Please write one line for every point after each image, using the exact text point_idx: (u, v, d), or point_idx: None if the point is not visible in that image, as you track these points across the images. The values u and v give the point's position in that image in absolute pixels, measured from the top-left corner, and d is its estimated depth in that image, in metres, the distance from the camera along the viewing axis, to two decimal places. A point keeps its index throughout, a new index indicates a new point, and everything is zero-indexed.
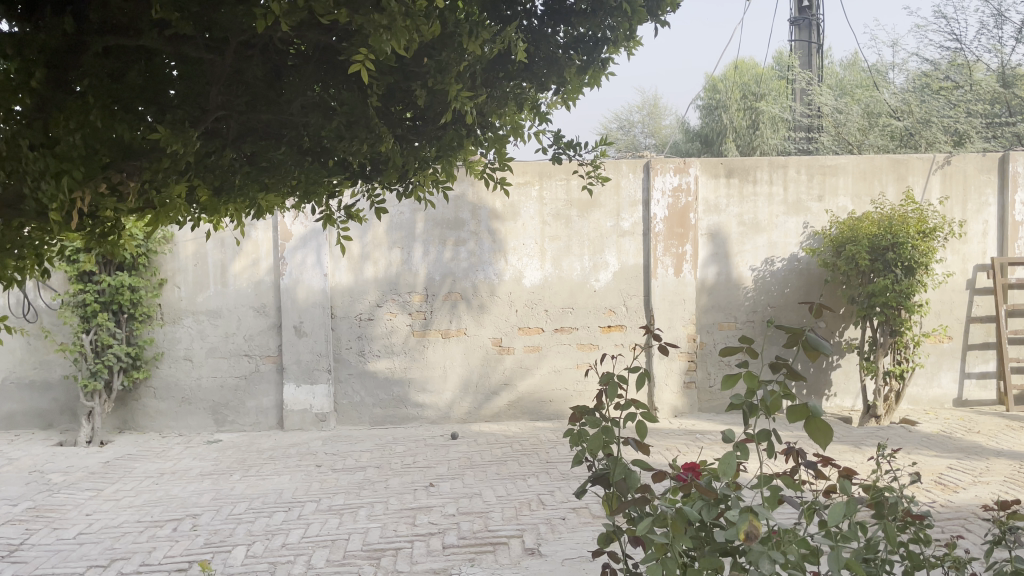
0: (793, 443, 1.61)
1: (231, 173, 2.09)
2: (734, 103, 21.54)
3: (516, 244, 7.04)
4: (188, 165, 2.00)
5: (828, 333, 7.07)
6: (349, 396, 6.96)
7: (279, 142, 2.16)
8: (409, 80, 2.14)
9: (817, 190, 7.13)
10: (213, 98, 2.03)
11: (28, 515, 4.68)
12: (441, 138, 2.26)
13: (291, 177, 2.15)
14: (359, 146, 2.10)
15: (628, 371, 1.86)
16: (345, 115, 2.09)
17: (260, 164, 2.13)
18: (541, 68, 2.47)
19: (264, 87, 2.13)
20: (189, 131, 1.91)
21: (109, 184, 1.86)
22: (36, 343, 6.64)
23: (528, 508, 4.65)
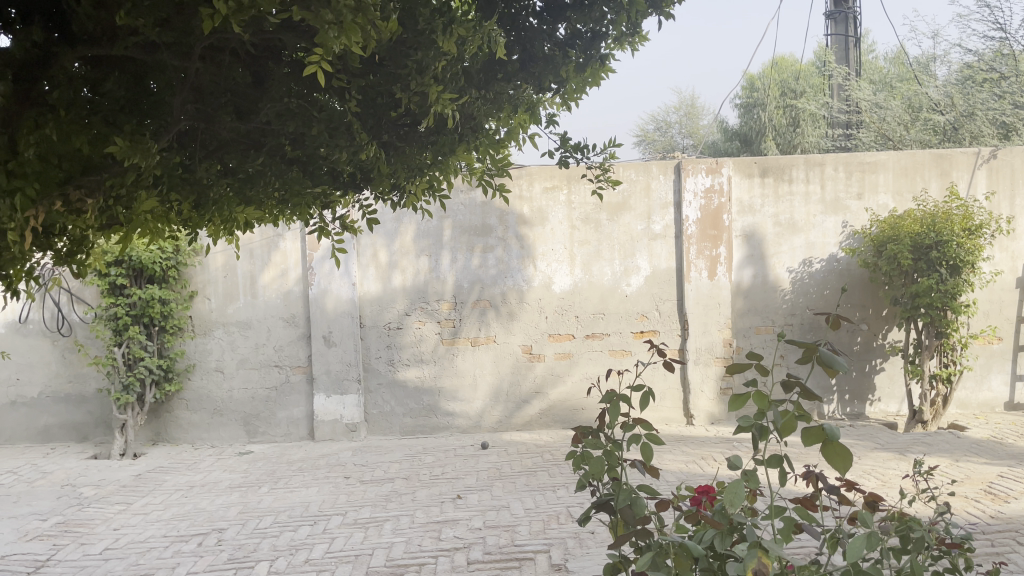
0: (813, 468, 1.47)
1: (207, 187, 2.05)
2: (772, 101, 21.12)
3: (545, 249, 6.92)
4: (158, 179, 1.95)
5: (870, 336, 6.87)
6: (379, 405, 6.91)
7: (257, 150, 2.12)
8: (392, 81, 2.03)
9: (856, 187, 6.89)
10: (177, 106, 1.96)
11: (57, 530, 4.70)
12: (436, 143, 2.22)
13: (272, 188, 2.14)
14: (340, 154, 2.05)
15: (632, 389, 1.74)
16: (324, 121, 2.02)
17: (239, 175, 2.11)
18: (537, 68, 2.36)
19: (247, 88, 2.07)
20: (150, 142, 1.82)
21: (67, 202, 1.79)
22: (71, 357, 6.71)
23: (557, 522, 4.52)
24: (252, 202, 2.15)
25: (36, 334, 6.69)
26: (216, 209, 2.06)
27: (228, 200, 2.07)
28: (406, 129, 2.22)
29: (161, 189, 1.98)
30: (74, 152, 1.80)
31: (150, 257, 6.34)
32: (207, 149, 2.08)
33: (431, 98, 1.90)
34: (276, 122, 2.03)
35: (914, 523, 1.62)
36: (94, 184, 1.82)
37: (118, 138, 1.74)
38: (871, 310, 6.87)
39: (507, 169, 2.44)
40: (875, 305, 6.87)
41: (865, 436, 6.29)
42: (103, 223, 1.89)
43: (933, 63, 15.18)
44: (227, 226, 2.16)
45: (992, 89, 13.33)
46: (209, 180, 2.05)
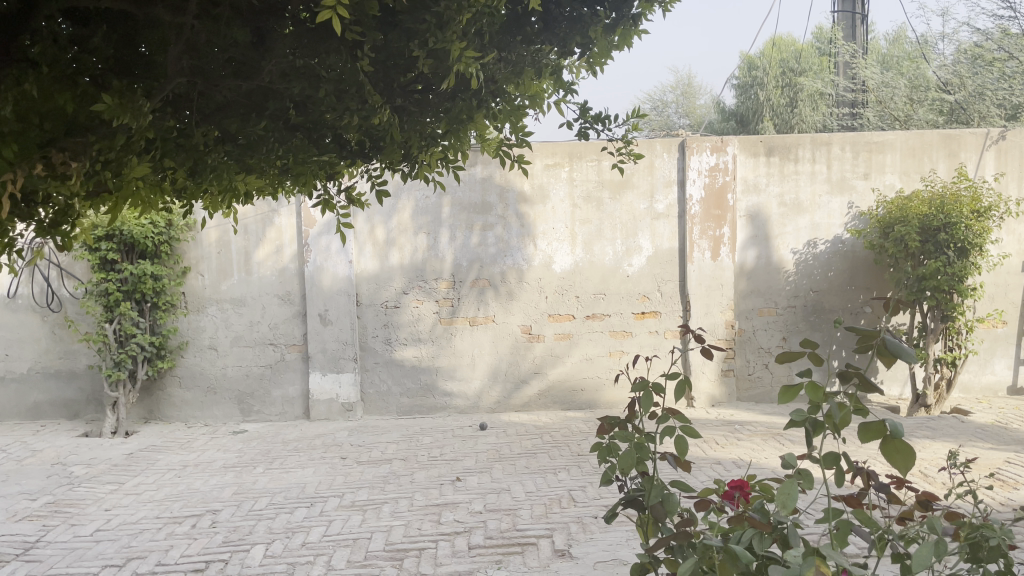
0: (865, 466, 1.36)
1: (205, 153, 1.90)
2: (771, 80, 20.90)
3: (546, 228, 6.79)
4: (153, 142, 1.82)
5: (873, 319, 6.78)
6: (376, 385, 6.80)
7: (260, 113, 1.97)
8: (409, 39, 1.87)
9: (862, 167, 6.77)
10: (173, 61, 1.84)
11: (47, 510, 4.59)
12: (450, 111, 2.05)
13: (275, 155, 2.01)
14: (349, 118, 1.91)
15: (665, 377, 1.63)
16: (333, 83, 1.87)
17: (240, 141, 1.98)
18: (562, 29, 2.18)
19: (249, 50, 1.90)
20: (141, 101, 1.67)
21: (49, 166, 1.66)
22: (61, 333, 6.57)
23: (559, 506, 4.43)
24: (252, 169, 2.02)
25: (25, 309, 6.54)
26: (214, 177, 1.94)
27: (226, 166, 1.95)
28: (417, 95, 2.07)
29: (154, 155, 1.83)
30: (59, 111, 1.67)
31: (142, 231, 6.18)
32: (204, 114, 1.94)
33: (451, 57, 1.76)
34: (280, 81, 1.89)
35: (986, 530, 1.53)
36: (83, 148, 1.68)
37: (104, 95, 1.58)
38: (875, 292, 6.80)
39: (526, 140, 2.31)
40: (879, 287, 6.80)
41: None
42: (91, 190, 1.75)
43: (937, 43, 14.99)
44: (227, 194, 2.02)
45: (999, 69, 13.14)
46: (206, 146, 1.92)
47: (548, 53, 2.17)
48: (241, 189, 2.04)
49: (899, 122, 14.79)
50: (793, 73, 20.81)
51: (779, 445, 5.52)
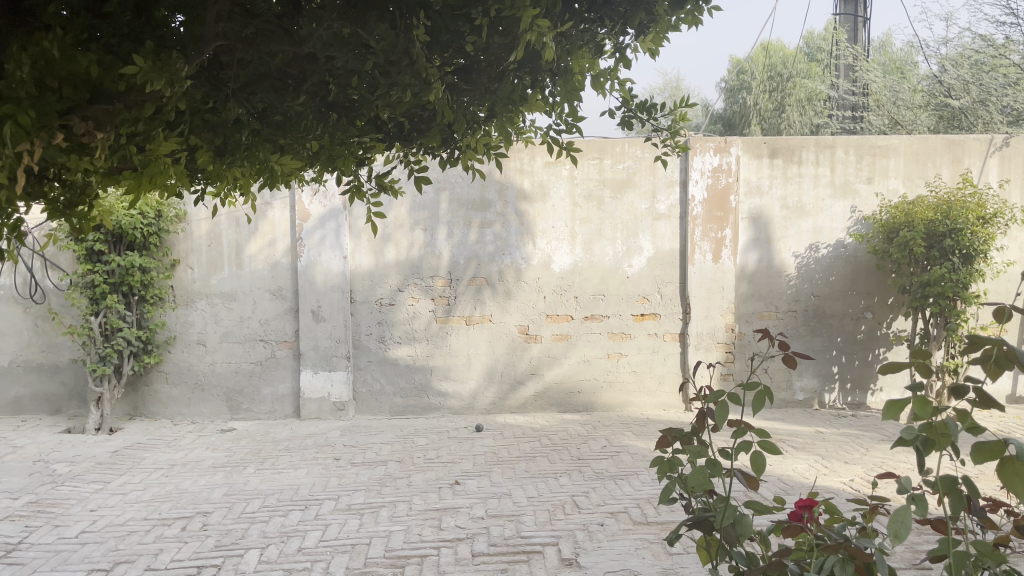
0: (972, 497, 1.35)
1: (236, 131, 1.78)
2: (759, 84, 20.87)
3: (545, 226, 6.66)
4: (182, 118, 1.68)
5: (874, 324, 6.75)
6: (368, 383, 6.64)
7: (295, 91, 1.87)
8: (468, 6, 1.72)
9: (866, 171, 6.70)
10: (211, 24, 1.69)
11: (29, 510, 4.39)
12: (495, 92, 1.89)
13: (313, 134, 1.88)
14: (400, 93, 1.71)
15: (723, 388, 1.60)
16: (384, 53, 1.67)
17: (272, 120, 1.84)
18: (622, 5, 1.92)
19: (278, 23, 1.81)
20: (176, 66, 1.53)
21: (71, 137, 1.49)
22: (44, 325, 6.37)
23: (562, 512, 4.30)
24: (286, 149, 1.89)
25: (7, 300, 6.34)
26: (247, 157, 1.77)
27: (259, 145, 1.80)
28: (465, 72, 1.90)
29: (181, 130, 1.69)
30: (82, 76, 1.52)
31: (131, 222, 5.98)
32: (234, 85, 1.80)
33: (523, 25, 1.59)
34: (325, 50, 1.75)
35: None
36: (108, 118, 1.54)
37: (137, 57, 1.45)
38: (876, 298, 6.74)
39: (574, 127, 2.14)
40: (881, 293, 6.74)
41: (868, 428, 6.16)
42: (113, 167, 1.61)
43: (936, 49, 14.95)
44: (255, 178, 1.88)
45: (1004, 74, 13.11)
46: (237, 124, 1.78)
47: (606, 32, 1.94)
48: (270, 173, 1.90)
49: (900, 127, 15.01)
50: (783, 77, 20.79)
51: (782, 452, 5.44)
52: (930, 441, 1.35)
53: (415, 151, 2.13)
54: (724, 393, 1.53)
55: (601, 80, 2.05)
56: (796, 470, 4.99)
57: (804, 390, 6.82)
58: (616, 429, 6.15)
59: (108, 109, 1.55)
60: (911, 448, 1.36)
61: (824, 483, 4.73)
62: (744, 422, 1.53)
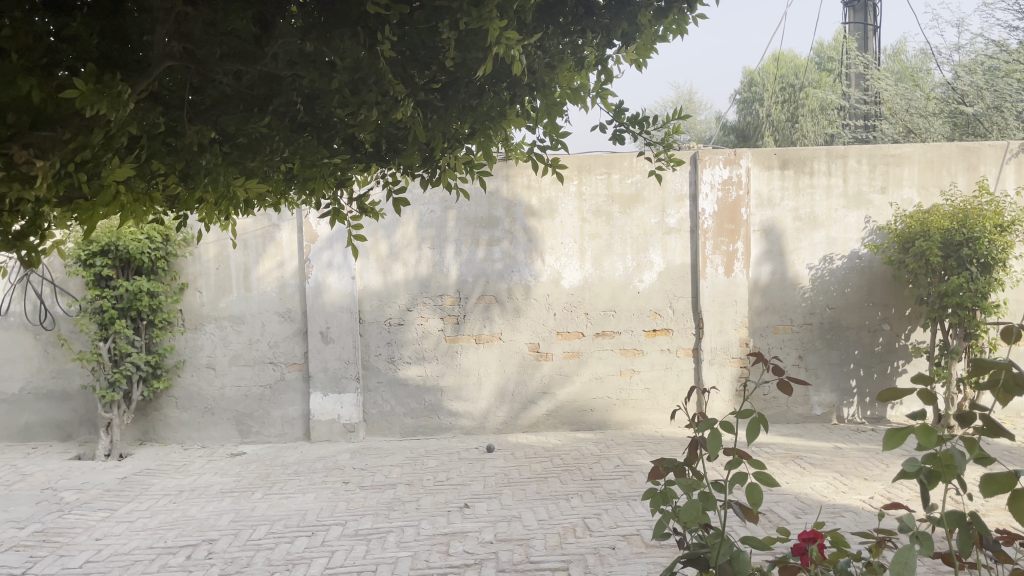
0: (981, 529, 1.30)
1: (198, 155, 1.74)
2: (771, 95, 20.73)
3: (554, 243, 6.60)
4: (139, 143, 1.64)
5: (892, 336, 6.62)
6: (378, 405, 6.58)
7: (262, 113, 1.82)
8: (436, 18, 1.72)
9: (879, 181, 6.59)
10: (159, 42, 1.69)
11: (35, 539, 4.36)
12: (475, 109, 1.84)
13: (279, 156, 1.83)
14: (367, 112, 1.70)
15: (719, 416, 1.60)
16: (348, 70, 1.70)
17: (239, 143, 1.80)
18: (605, 18, 1.91)
19: (249, 44, 1.77)
20: (120, 86, 1.49)
21: (9, 164, 1.43)
22: (54, 352, 6.36)
23: (573, 535, 4.21)
24: (254, 172, 1.84)
25: (17, 327, 6.35)
26: (210, 180, 1.71)
27: (222, 168, 1.75)
28: (440, 92, 1.84)
29: (140, 156, 1.66)
30: (27, 104, 1.52)
31: (138, 246, 5.98)
32: (202, 105, 1.80)
33: (489, 38, 1.57)
34: (288, 68, 1.73)
35: None
36: (52, 145, 1.51)
37: (73, 79, 1.41)
38: (893, 308, 6.62)
39: (562, 143, 2.08)
40: (898, 303, 6.61)
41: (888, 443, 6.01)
42: (64, 196, 1.54)
43: (949, 55, 14.81)
44: (222, 206, 1.83)
45: (1020, 80, 12.93)
46: (200, 147, 1.74)
47: (587, 44, 1.92)
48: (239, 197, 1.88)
49: (913, 135, 14.84)
50: (795, 87, 20.66)
51: (799, 469, 5.32)
52: (933, 472, 1.31)
53: (395, 171, 2.05)
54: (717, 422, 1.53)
55: (586, 94, 2.01)
56: (814, 488, 4.86)
57: (821, 405, 6.68)
58: (629, 448, 6.04)
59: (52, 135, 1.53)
60: (915, 479, 1.33)
61: (844, 501, 4.60)
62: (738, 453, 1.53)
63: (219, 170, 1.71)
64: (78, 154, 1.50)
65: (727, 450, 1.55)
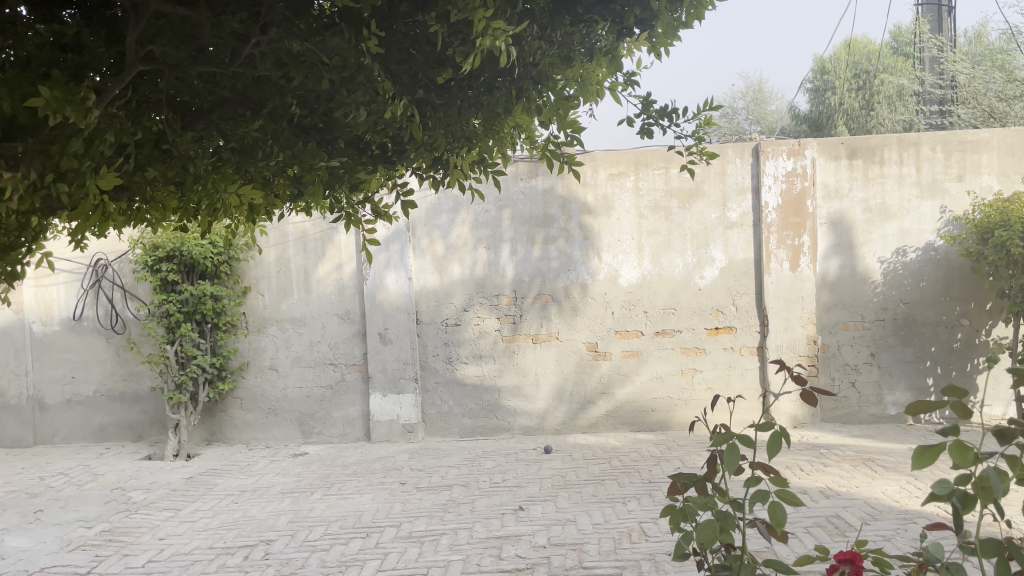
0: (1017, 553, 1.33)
1: (190, 162, 1.77)
2: (844, 83, 20.03)
3: (611, 240, 6.48)
4: (128, 151, 1.70)
5: (971, 332, 6.28)
6: (436, 405, 6.58)
7: (256, 113, 1.85)
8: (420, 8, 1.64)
9: (955, 168, 6.26)
10: (131, 48, 1.68)
11: (101, 539, 4.49)
12: (488, 103, 1.84)
13: (274, 160, 1.83)
14: (356, 112, 1.68)
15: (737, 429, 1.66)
16: (337, 70, 1.64)
17: (235, 145, 1.85)
18: (617, 3, 1.83)
19: (233, 41, 1.76)
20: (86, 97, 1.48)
21: None
22: (125, 355, 6.57)
23: (629, 540, 4.10)
24: (253, 179, 1.87)
25: (90, 331, 6.57)
26: (201, 186, 1.77)
27: (216, 175, 1.79)
28: (452, 88, 1.84)
29: (138, 163, 1.74)
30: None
31: (200, 251, 6.12)
32: (201, 108, 1.86)
33: (475, 29, 1.53)
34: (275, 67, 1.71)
35: None
36: (25, 155, 1.52)
37: (38, 86, 1.39)
38: (972, 303, 6.28)
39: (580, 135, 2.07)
40: (978, 297, 6.28)
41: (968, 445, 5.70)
42: (44, 206, 1.59)
43: None
44: (222, 212, 1.85)
45: None
46: (194, 154, 1.78)
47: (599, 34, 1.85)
48: (245, 202, 1.88)
49: (994, 119, 14.14)
50: (870, 74, 19.92)
51: (870, 473, 5.08)
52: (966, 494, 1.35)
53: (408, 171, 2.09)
54: (734, 438, 1.59)
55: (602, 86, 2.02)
56: (885, 492, 4.63)
57: (896, 404, 6.37)
58: (691, 450, 5.89)
59: (26, 144, 1.54)
60: (948, 502, 1.37)
61: (917, 506, 4.36)
62: (758, 467, 1.60)
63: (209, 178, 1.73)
64: (57, 165, 1.51)
65: (750, 464, 1.62)
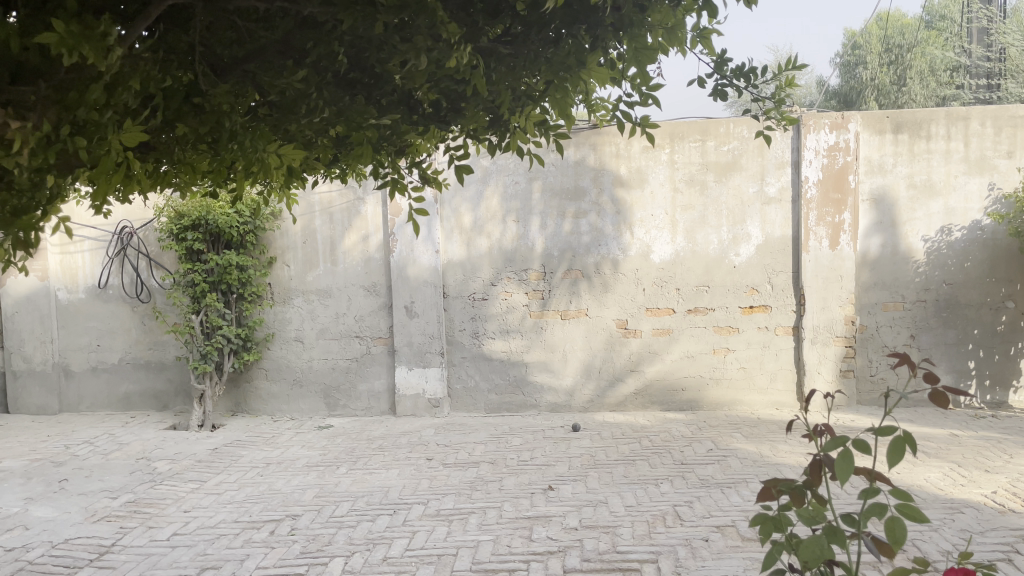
0: None
1: (225, 116, 1.65)
2: (876, 56, 19.47)
3: (643, 215, 6.30)
4: (156, 103, 1.58)
5: (1017, 315, 6.07)
6: (463, 380, 6.47)
7: (298, 63, 1.75)
8: None
9: (1005, 144, 6.02)
10: None
11: (126, 510, 4.44)
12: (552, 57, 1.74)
13: (318, 117, 1.70)
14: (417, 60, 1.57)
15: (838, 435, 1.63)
16: (394, 11, 1.55)
17: (272, 98, 1.71)
18: None
19: None
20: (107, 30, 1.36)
21: None
22: (150, 324, 6.52)
23: (663, 524, 3.98)
24: (295, 137, 1.75)
25: (116, 300, 6.53)
26: (236, 144, 1.63)
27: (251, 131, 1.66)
28: (510, 36, 1.78)
29: (166, 117, 1.63)
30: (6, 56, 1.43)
31: (226, 220, 5.98)
32: (235, 59, 1.76)
33: None
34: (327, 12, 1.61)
35: None
36: (37, 102, 1.42)
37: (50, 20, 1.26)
38: (1018, 284, 6.07)
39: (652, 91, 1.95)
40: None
41: (1012, 431, 5.52)
42: (61, 161, 1.47)
43: None
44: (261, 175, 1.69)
45: None
46: (229, 108, 1.66)
47: None
48: (286, 164, 1.74)
49: None
50: (903, 48, 19.36)
51: (911, 459, 4.92)
52: None
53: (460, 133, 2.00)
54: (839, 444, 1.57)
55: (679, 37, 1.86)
56: (929, 480, 4.47)
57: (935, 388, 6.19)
58: (723, 431, 5.75)
59: (34, 89, 1.42)
60: None
61: (963, 495, 4.21)
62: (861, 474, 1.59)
63: (245, 135, 1.61)
64: (75, 116, 1.41)
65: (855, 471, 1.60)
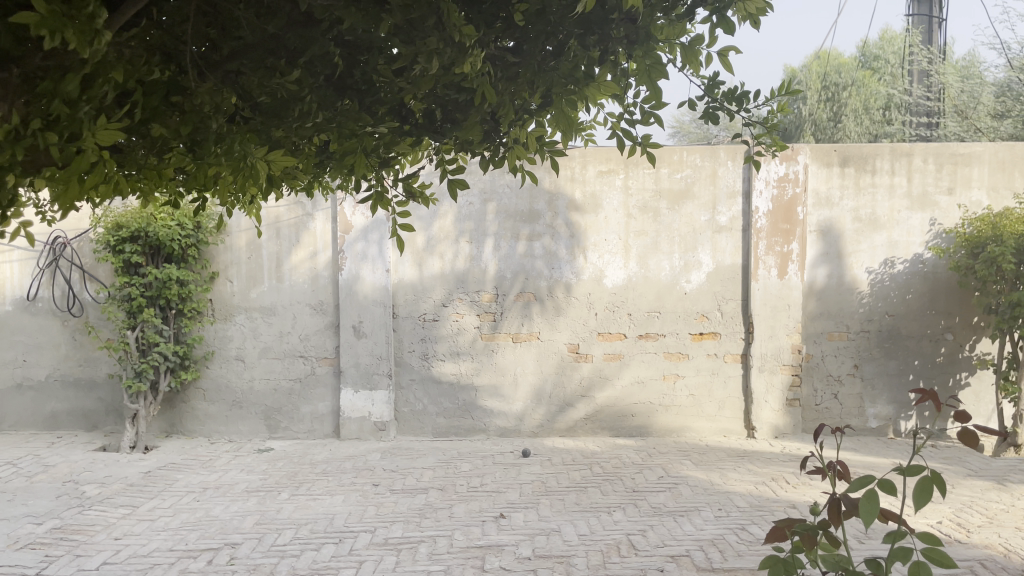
0: None
1: (209, 118, 1.58)
2: (814, 93, 20.05)
3: (597, 239, 6.29)
4: (137, 98, 1.50)
5: (955, 347, 6.23)
6: (411, 403, 6.33)
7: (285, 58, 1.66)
8: None
9: (946, 181, 6.19)
10: None
11: (52, 537, 4.17)
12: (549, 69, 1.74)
13: (311, 120, 1.68)
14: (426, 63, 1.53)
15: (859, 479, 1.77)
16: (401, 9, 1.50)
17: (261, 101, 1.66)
18: None
19: None
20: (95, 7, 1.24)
21: None
22: (81, 339, 6.21)
23: (618, 554, 3.91)
24: (280, 142, 1.72)
25: (45, 313, 6.21)
26: (221, 148, 1.57)
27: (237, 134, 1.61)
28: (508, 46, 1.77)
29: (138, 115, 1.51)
30: None
31: (167, 233, 5.77)
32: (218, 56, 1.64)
33: None
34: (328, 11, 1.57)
35: None
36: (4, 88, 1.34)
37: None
38: (958, 317, 6.24)
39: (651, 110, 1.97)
40: (964, 312, 6.23)
41: (952, 461, 5.63)
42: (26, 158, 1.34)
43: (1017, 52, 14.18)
44: (250, 183, 1.65)
45: None
46: (213, 109, 1.59)
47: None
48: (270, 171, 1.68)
49: None
50: (839, 87, 19.98)
51: None
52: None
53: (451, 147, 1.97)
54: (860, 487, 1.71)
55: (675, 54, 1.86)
56: None
57: (878, 417, 6.29)
58: (672, 458, 5.73)
59: None
60: None
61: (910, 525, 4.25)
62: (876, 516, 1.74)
63: (232, 138, 1.56)
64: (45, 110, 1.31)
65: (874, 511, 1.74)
